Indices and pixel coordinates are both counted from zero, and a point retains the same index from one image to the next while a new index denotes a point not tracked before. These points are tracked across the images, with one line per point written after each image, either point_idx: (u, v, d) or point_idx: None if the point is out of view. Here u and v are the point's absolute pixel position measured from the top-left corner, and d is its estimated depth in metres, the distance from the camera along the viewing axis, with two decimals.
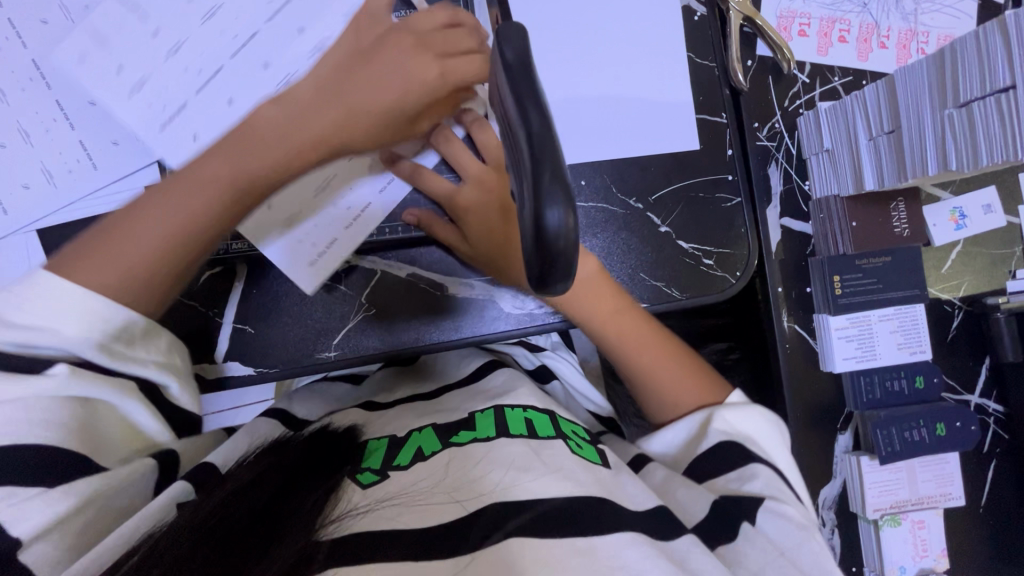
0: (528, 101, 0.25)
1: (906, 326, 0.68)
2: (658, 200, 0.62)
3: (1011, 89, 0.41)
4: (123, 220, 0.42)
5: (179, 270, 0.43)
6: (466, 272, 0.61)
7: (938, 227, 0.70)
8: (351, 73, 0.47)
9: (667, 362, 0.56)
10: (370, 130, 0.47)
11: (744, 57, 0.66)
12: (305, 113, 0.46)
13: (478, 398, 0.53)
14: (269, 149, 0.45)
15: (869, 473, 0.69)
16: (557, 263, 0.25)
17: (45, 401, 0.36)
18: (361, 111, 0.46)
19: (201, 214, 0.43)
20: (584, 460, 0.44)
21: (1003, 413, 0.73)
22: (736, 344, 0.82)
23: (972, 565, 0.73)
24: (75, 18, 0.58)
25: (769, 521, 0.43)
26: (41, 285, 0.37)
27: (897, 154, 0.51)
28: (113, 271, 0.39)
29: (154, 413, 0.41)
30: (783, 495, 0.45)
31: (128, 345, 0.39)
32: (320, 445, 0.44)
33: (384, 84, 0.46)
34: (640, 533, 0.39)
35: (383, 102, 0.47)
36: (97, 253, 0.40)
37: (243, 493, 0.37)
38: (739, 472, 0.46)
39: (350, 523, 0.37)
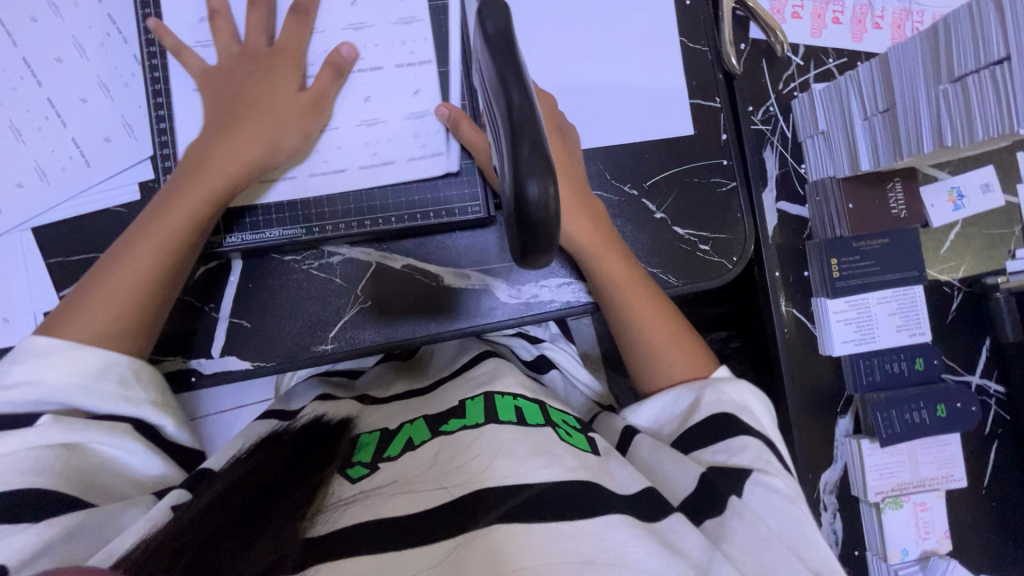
0: (510, 81, 0.26)
1: (905, 308, 0.68)
2: (653, 185, 0.62)
3: (1005, 62, 0.41)
4: (97, 278, 0.48)
5: (154, 301, 0.49)
6: (461, 262, 0.61)
7: (935, 208, 0.69)
8: (246, 105, 0.53)
9: (671, 337, 0.55)
10: (282, 139, 0.53)
11: (737, 41, 0.66)
12: (226, 147, 0.51)
13: (467, 386, 0.53)
14: (201, 186, 0.50)
15: (870, 456, 0.68)
16: (538, 236, 0.26)
17: (40, 451, 0.41)
18: (273, 134, 0.52)
19: (159, 258, 0.49)
20: (573, 447, 0.44)
21: (1004, 394, 0.73)
22: (736, 332, 0.82)
23: (975, 547, 0.73)
24: (64, 15, 0.58)
25: (754, 493, 0.42)
26: (23, 349, 0.44)
27: (893, 133, 0.51)
28: (94, 322, 0.46)
29: (144, 451, 0.46)
30: (768, 466, 0.44)
31: (115, 385, 0.45)
32: (307, 442, 0.45)
33: (280, 109, 0.53)
34: (626, 514, 0.39)
35: (291, 122, 0.53)
36: (80, 310, 0.47)
37: (232, 493, 0.38)
38: (727, 443, 0.45)
39: (338, 516, 0.38)
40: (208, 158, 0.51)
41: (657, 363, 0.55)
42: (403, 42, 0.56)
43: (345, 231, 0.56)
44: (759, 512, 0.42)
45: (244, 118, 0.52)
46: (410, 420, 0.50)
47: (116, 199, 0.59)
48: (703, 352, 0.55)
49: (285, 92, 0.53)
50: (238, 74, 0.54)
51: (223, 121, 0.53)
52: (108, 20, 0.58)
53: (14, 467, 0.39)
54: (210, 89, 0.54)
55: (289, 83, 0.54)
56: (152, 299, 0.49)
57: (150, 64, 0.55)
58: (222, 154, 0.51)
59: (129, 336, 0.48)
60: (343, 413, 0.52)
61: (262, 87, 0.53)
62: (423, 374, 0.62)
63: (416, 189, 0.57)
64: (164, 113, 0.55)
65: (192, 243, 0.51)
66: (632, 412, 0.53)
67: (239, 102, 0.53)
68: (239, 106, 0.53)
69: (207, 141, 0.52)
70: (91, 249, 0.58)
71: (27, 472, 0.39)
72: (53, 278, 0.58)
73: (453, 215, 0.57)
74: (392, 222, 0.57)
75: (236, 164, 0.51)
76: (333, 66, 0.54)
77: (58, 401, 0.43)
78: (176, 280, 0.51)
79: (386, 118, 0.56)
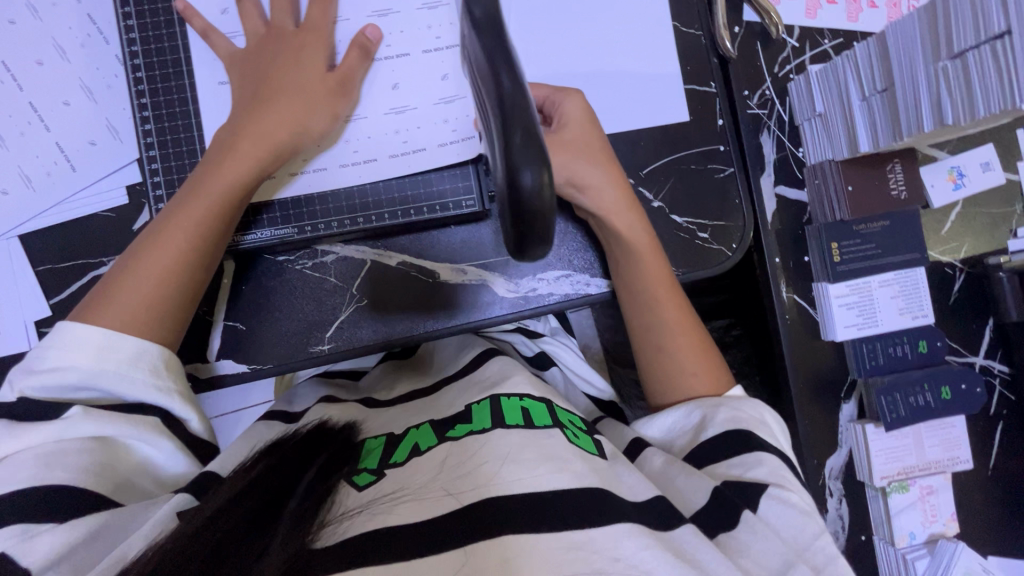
0: (500, 68, 0.25)
1: (907, 290, 0.67)
2: (649, 174, 0.61)
3: (1005, 36, 0.40)
4: (127, 263, 0.47)
5: (186, 288, 0.48)
6: (457, 257, 0.60)
7: (935, 188, 0.69)
8: (272, 85, 0.51)
9: (694, 352, 0.55)
10: (312, 122, 0.51)
11: (731, 24, 0.64)
12: (254, 127, 0.50)
13: (473, 391, 0.52)
14: (232, 168, 0.49)
15: (875, 441, 0.68)
16: (532, 226, 0.26)
17: (67, 443, 0.40)
18: (300, 114, 0.51)
19: (190, 244, 0.47)
20: (582, 450, 0.43)
21: (1009, 373, 0.72)
22: (736, 320, 0.81)
23: (981, 528, 0.73)
24: (43, 16, 0.56)
25: (771, 508, 0.42)
26: (61, 336, 0.43)
27: (892, 113, 0.50)
28: (129, 309, 0.45)
29: (169, 448, 0.44)
30: (785, 482, 0.44)
31: (148, 373, 0.44)
32: (322, 451, 0.45)
33: (306, 88, 0.51)
34: (636, 522, 0.38)
35: (317, 102, 0.51)
36: (111, 298, 0.45)
37: (238, 501, 0.38)
38: (741, 458, 0.45)
39: (344, 529, 0.37)
40: (237, 139, 0.49)
41: (673, 377, 0.55)
42: (428, 27, 0.55)
43: (338, 229, 0.56)
44: (769, 521, 0.41)
45: (267, 98, 0.51)
46: (417, 425, 0.49)
47: (104, 204, 0.57)
48: (722, 367, 0.55)
49: (314, 72, 0.52)
50: (263, 54, 0.52)
51: (249, 102, 0.51)
52: (88, 20, 0.57)
53: (43, 458, 0.39)
54: (236, 69, 0.53)
55: (314, 61, 0.52)
56: (183, 288, 0.47)
57: (132, 64, 0.54)
58: (249, 135, 0.50)
59: (162, 323, 0.46)
60: (348, 419, 0.52)
61: (291, 66, 0.51)
62: (426, 374, 0.62)
63: (409, 184, 0.56)
64: (148, 113, 0.54)
65: (221, 226, 0.49)
66: (644, 424, 0.54)
67: (264, 83, 0.51)
68: (264, 86, 0.51)
69: (235, 123, 0.51)
70: (79, 256, 0.57)
71: (54, 464, 0.38)
72: (43, 286, 0.57)
73: (447, 209, 0.57)
74: (389, 217, 0.56)
75: (269, 144, 0.50)
76: (360, 46, 0.53)
77: (93, 389, 0.42)
78: (207, 265, 0.49)
79: (415, 103, 0.55)
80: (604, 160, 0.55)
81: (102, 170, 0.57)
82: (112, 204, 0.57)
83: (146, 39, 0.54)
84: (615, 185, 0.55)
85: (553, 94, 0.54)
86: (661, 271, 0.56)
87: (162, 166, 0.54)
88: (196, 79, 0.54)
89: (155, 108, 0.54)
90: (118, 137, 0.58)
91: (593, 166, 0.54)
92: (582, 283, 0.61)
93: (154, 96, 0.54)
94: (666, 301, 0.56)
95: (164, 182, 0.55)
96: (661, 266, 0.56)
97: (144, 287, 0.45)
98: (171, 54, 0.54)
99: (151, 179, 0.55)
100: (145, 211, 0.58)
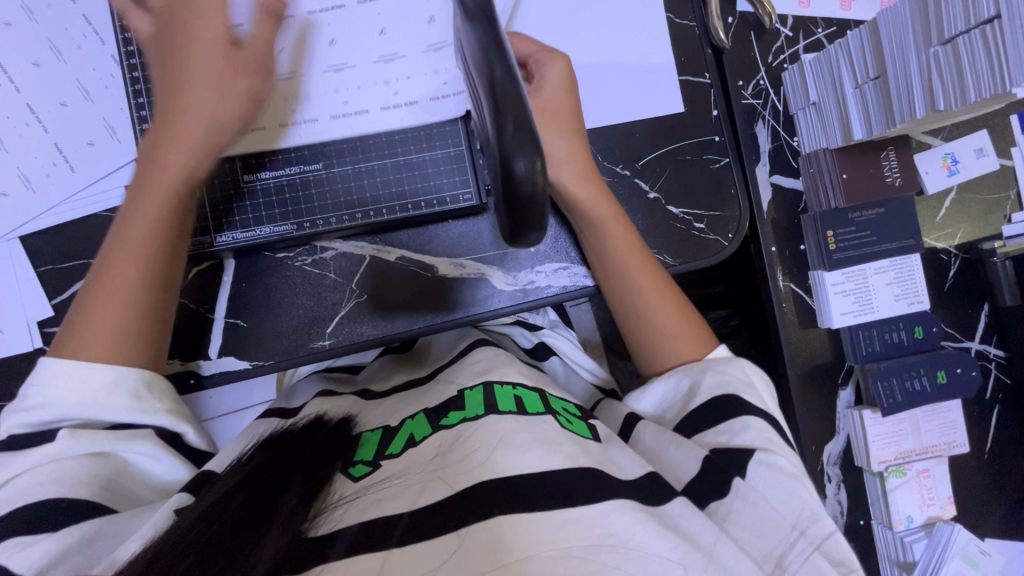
0: (494, 58, 0.26)
1: (901, 277, 0.68)
2: (645, 165, 0.61)
3: (995, 21, 0.40)
4: (89, 294, 0.47)
5: (153, 301, 0.47)
6: (455, 251, 0.61)
7: (930, 175, 0.69)
8: (177, 80, 0.47)
9: (677, 318, 0.56)
10: (223, 109, 0.48)
11: (724, 15, 0.65)
12: (172, 130, 0.47)
13: (466, 376, 0.53)
14: (161, 178, 0.47)
15: (872, 426, 0.69)
16: (528, 212, 0.27)
17: (65, 460, 0.41)
18: (203, 105, 0.47)
19: (146, 259, 0.47)
20: (575, 434, 0.44)
21: (1004, 358, 0.73)
22: (734, 310, 0.82)
23: (978, 510, 0.74)
24: (38, 18, 0.57)
25: (758, 472, 0.42)
26: (44, 369, 0.43)
27: (884, 101, 0.50)
28: (102, 333, 0.45)
29: (166, 458, 0.45)
30: (772, 445, 0.44)
31: (130, 398, 0.44)
32: (313, 437, 0.46)
33: (215, 76, 0.47)
34: (629, 498, 0.39)
35: (226, 90, 0.48)
36: (78, 333, 0.45)
37: (230, 495, 0.38)
38: (728, 424, 0.45)
39: (342, 515, 0.38)
40: (163, 146, 0.47)
41: (661, 345, 0.55)
42: None
43: (336, 224, 0.56)
44: (763, 497, 0.41)
45: (178, 88, 0.47)
46: (412, 415, 0.50)
47: (103, 204, 0.58)
48: (707, 330, 0.56)
49: (215, 58, 0.48)
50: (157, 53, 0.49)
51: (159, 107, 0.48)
52: (83, 21, 0.57)
53: (39, 478, 0.40)
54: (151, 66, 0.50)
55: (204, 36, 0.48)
56: (150, 303, 0.47)
57: (127, 64, 0.54)
58: (171, 137, 0.47)
59: (138, 339, 0.46)
60: (344, 411, 0.53)
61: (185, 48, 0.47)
62: (423, 364, 0.62)
63: (407, 179, 0.57)
64: (146, 112, 0.54)
65: (173, 238, 0.48)
66: (635, 399, 0.54)
67: (169, 76, 0.48)
68: (169, 83, 0.48)
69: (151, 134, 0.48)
70: (80, 255, 0.58)
71: (53, 479, 0.40)
72: (45, 287, 0.57)
73: (444, 203, 0.57)
74: (387, 212, 0.57)
75: (199, 144, 0.48)
76: (270, 21, 0.49)
77: (77, 417, 0.43)
78: (173, 277, 0.49)
79: (401, 47, 0.54)
80: (570, 129, 0.54)
81: (99, 170, 0.58)
82: (110, 204, 0.58)
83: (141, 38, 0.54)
84: (574, 158, 0.54)
85: (540, 52, 0.54)
86: (631, 237, 0.56)
87: None
88: None
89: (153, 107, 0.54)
90: (116, 137, 0.58)
91: (561, 133, 0.54)
92: (579, 275, 0.62)
93: (151, 96, 0.54)
94: (639, 268, 0.56)
95: None
96: (631, 233, 0.56)
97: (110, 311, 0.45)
98: None
99: None
100: None
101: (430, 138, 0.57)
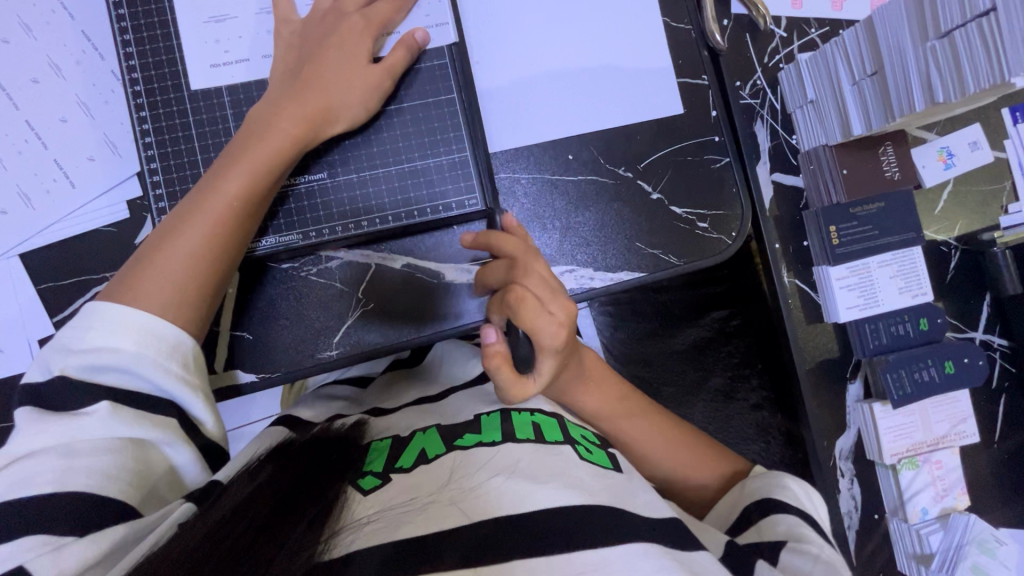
0: None
1: (905, 270, 0.68)
2: (647, 167, 0.62)
3: (991, 13, 0.41)
4: (159, 238, 0.47)
5: (216, 274, 0.48)
6: (461, 257, 0.60)
7: (927, 169, 0.70)
8: (314, 78, 0.52)
9: (683, 449, 0.57)
10: (343, 109, 0.53)
11: (720, 18, 0.66)
12: (285, 106, 0.51)
13: (481, 402, 0.53)
14: (271, 151, 0.50)
15: (882, 419, 0.69)
16: None
17: (95, 442, 0.39)
18: (329, 106, 0.52)
19: (218, 218, 0.48)
20: (595, 465, 0.45)
21: (1008, 347, 0.74)
22: (736, 310, 0.86)
23: (991, 499, 0.74)
24: (37, 35, 0.56)
25: (792, 558, 0.43)
26: (94, 316, 0.42)
27: (883, 95, 0.51)
28: (164, 286, 0.45)
29: (187, 451, 0.43)
30: (806, 535, 0.44)
31: (179, 367, 0.44)
32: (324, 450, 0.44)
33: (348, 83, 0.52)
34: (651, 544, 0.39)
35: (353, 96, 0.53)
36: (139, 283, 0.45)
37: (241, 513, 0.35)
38: (762, 525, 0.47)
39: (354, 539, 0.35)
40: (264, 116, 0.51)
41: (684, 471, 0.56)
42: None
43: (341, 234, 0.56)
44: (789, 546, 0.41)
45: (294, 72, 0.52)
46: (423, 428, 0.50)
47: (105, 219, 0.57)
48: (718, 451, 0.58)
49: (359, 63, 0.53)
50: (314, 43, 0.53)
51: (286, 87, 0.52)
52: (83, 37, 0.57)
53: (69, 458, 0.38)
54: (280, 53, 0.54)
55: (329, 30, 0.53)
56: (213, 259, 0.48)
57: (129, 78, 0.54)
58: (273, 115, 0.50)
59: (194, 299, 0.46)
60: (353, 419, 0.52)
61: (305, 45, 0.54)
62: (431, 380, 0.61)
63: (413, 186, 0.57)
64: (148, 126, 0.54)
65: (256, 212, 0.50)
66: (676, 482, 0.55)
67: (288, 67, 0.53)
68: (307, 73, 0.52)
69: (271, 105, 0.51)
70: (82, 272, 0.57)
71: (78, 468, 0.38)
72: (47, 304, 0.57)
73: (450, 209, 0.57)
74: (392, 219, 0.57)
75: (307, 119, 0.51)
76: (407, 46, 0.54)
77: (124, 372, 0.41)
78: (241, 246, 0.50)
79: None
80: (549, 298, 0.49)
81: (99, 184, 0.57)
82: (110, 218, 0.57)
83: (143, 52, 0.54)
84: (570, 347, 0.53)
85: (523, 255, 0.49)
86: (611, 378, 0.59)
87: (163, 177, 0.54)
88: (195, 89, 0.55)
89: (155, 119, 0.54)
90: (118, 150, 0.57)
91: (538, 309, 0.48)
92: (587, 278, 0.61)
93: (153, 108, 0.54)
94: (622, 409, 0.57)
95: (167, 194, 0.54)
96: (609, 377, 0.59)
97: (169, 261, 0.46)
98: (169, 66, 0.54)
99: (152, 191, 0.54)
100: (147, 223, 0.57)
101: (435, 146, 0.57)
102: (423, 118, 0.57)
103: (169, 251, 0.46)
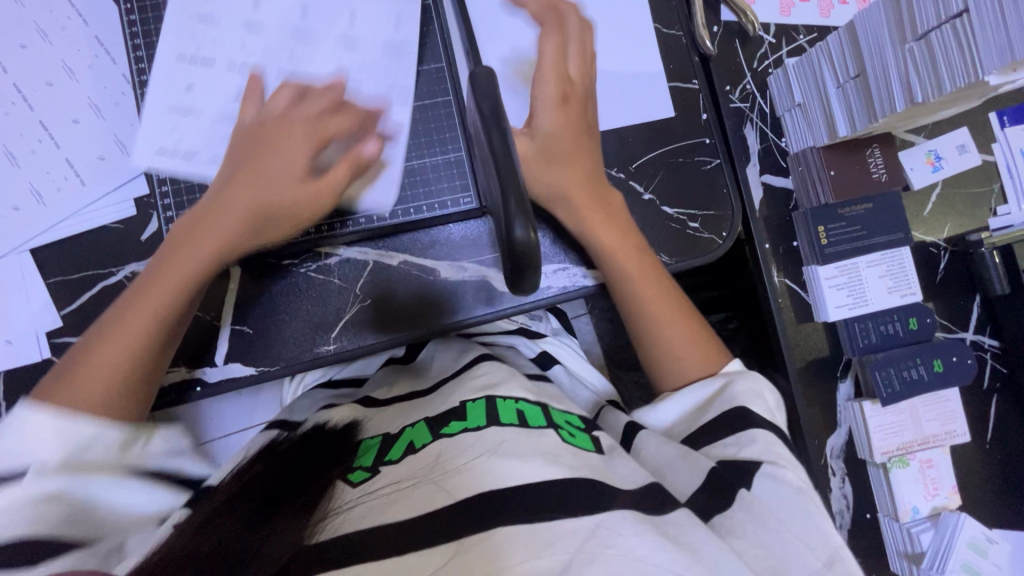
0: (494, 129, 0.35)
1: (894, 270, 0.69)
2: (639, 168, 0.63)
3: (964, 15, 0.42)
4: (95, 334, 0.47)
5: (149, 368, 0.48)
6: (456, 254, 0.62)
7: (915, 171, 0.71)
8: (254, 176, 0.51)
9: (686, 337, 0.55)
10: (278, 207, 0.51)
11: (710, 25, 0.68)
12: (224, 201, 0.50)
13: (467, 390, 0.52)
14: (209, 242, 0.50)
15: (872, 417, 0.69)
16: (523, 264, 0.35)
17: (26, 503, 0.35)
18: (269, 199, 0.51)
19: (151, 317, 0.47)
20: (577, 447, 0.44)
21: (999, 347, 0.74)
22: (733, 313, 0.84)
23: (983, 499, 0.74)
24: (53, 40, 0.59)
25: (765, 484, 0.43)
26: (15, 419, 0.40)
27: (867, 96, 0.53)
28: (92, 386, 0.44)
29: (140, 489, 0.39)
30: (780, 458, 0.45)
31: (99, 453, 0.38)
32: (316, 442, 0.46)
33: (283, 185, 0.51)
34: (631, 508, 0.39)
35: (288, 195, 0.51)
36: (71, 377, 0.45)
37: (233, 502, 0.37)
38: (736, 438, 0.46)
39: (339, 525, 0.38)
40: (206, 210, 0.50)
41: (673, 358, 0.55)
42: None
43: (341, 229, 0.58)
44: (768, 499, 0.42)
45: (239, 163, 0.52)
46: (412, 423, 0.50)
47: (112, 216, 0.59)
48: (716, 343, 0.56)
49: (297, 166, 0.52)
50: (259, 135, 0.53)
51: (227, 183, 0.51)
52: (96, 43, 0.60)
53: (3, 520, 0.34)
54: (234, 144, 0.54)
55: (281, 118, 0.53)
56: (145, 356, 0.47)
57: (139, 80, 0.56)
58: (212, 210, 0.50)
59: (125, 393, 0.46)
60: (347, 416, 0.52)
61: (257, 130, 0.53)
62: (425, 374, 0.62)
63: (410, 185, 0.59)
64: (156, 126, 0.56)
65: (188, 305, 0.49)
66: (647, 413, 0.54)
67: (235, 157, 0.53)
68: (249, 166, 0.52)
69: (212, 203, 0.51)
70: (88, 267, 0.59)
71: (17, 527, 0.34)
72: (53, 298, 0.58)
73: (446, 206, 0.60)
74: (390, 215, 0.59)
75: (242, 213, 0.50)
76: (353, 163, 0.53)
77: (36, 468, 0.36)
78: (173, 340, 0.49)
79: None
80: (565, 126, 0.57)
81: (107, 182, 0.59)
82: (116, 215, 0.59)
83: (152, 56, 0.56)
84: (564, 132, 0.57)
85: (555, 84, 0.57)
86: (636, 259, 0.57)
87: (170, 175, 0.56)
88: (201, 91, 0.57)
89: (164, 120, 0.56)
90: (126, 150, 0.60)
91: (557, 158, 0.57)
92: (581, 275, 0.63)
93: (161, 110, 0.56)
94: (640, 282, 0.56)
95: (172, 192, 0.56)
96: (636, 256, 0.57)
97: (102, 356, 0.46)
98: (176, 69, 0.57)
99: (159, 188, 0.56)
100: (153, 220, 0.59)
101: (431, 146, 0.60)
102: (421, 120, 0.60)
103: (103, 345, 0.46)
